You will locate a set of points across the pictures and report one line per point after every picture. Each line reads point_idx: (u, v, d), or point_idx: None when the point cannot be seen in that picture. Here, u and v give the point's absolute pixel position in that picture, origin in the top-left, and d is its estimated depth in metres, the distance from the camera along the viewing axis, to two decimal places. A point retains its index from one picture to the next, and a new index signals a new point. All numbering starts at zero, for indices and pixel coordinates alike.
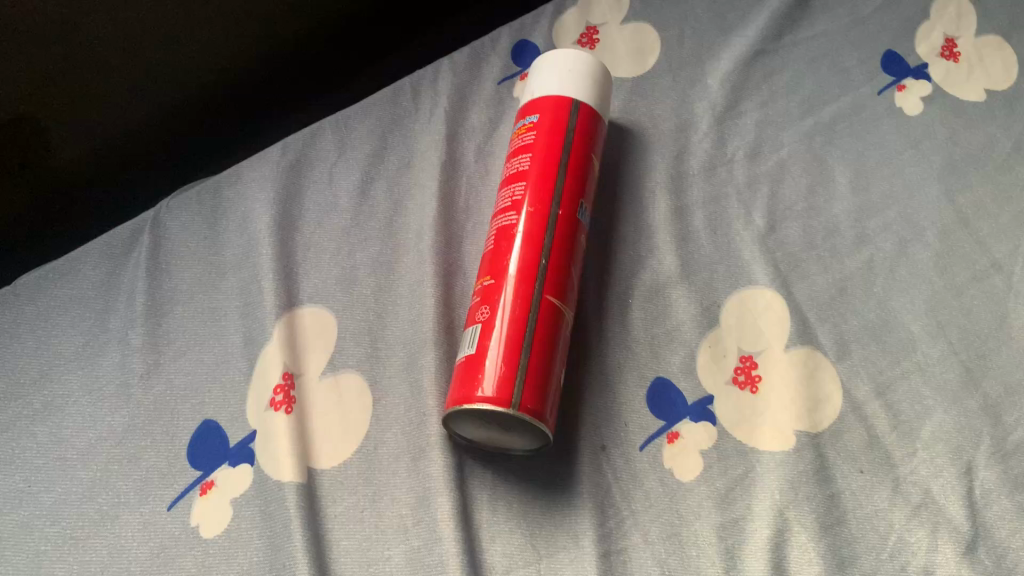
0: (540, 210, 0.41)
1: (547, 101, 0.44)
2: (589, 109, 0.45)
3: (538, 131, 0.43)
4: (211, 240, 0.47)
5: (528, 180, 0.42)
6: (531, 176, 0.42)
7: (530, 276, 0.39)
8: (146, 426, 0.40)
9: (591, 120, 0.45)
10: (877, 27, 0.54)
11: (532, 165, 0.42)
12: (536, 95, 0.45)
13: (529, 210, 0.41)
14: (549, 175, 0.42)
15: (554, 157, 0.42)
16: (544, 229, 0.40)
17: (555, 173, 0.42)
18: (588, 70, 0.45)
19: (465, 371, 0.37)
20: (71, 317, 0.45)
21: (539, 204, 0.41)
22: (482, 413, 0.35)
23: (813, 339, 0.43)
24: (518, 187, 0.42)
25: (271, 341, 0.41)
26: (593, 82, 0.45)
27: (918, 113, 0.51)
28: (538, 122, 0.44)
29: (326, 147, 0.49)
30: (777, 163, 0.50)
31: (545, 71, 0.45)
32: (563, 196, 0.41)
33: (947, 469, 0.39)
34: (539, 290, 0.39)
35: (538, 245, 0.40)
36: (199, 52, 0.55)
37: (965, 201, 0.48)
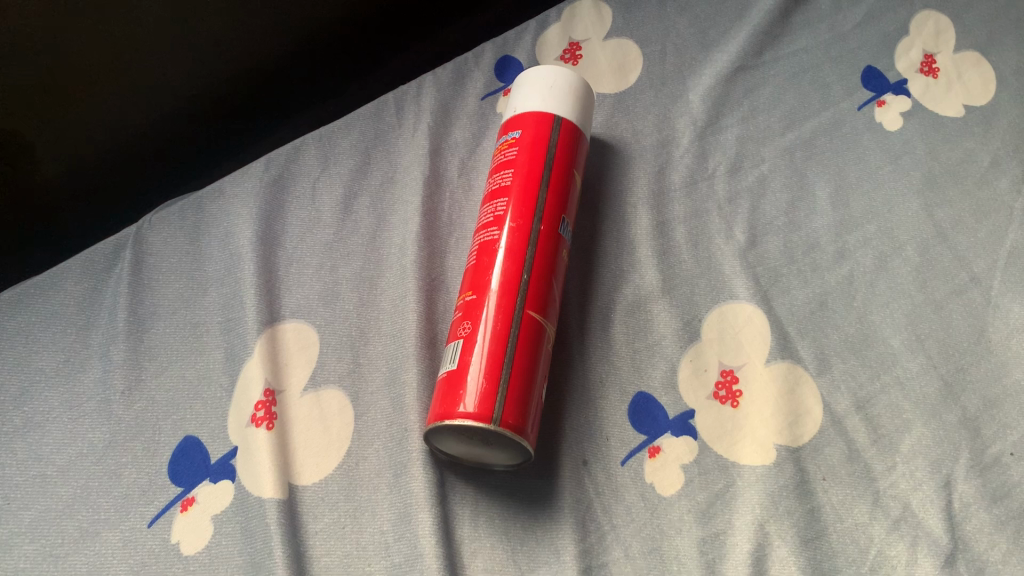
0: (522, 226, 0.41)
1: (529, 117, 0.44)
2: (572, 125, 0.45)
3: (520, 147, 0.44)
4: (194, 256, 0.47)
5: (510, 196, 0.42)
6: (512, 191, 0.42)
7: (512, 291, 0.39)
8: (126, 442, 0.40)
9: (574, 135, 0.45)
10: (857, 44, 0.55)
11: (514, 181, 0.42)
12: (518, 111, 0.45)
13: (511, 226, 0.41)
14: (530, 190, 0.42)
15: (535, 172, 0.43)
16: (526, 244, 0.40)
17: (537, 188, 0.42)
18: (570, 86, 0.46)
19: (447, 386, 0.37)
20: (53, 333, 0.45)
21: (520, 219, 0.41)
22: (464, 428, 0.35)
23: (793, 353, 0.43)
24: (500, 203, 0.42)
25: (253, 357, 0.41)
26: (576, 98, 0.46)
27: (897, 128, 0.52)
28: (520, 138, 0.44)
29: (309, 162, 0.50)
30: (758, 178, 0.50)
31: (528, 87, 0.46)
32: (545, 210, 0.42)
33: (926, 482, 0.39)
34: (521, 305, 0.39)
35: (520, 260, 0.40)
36: (188, 69, 0.56)
37: (944, 216, 0.48)
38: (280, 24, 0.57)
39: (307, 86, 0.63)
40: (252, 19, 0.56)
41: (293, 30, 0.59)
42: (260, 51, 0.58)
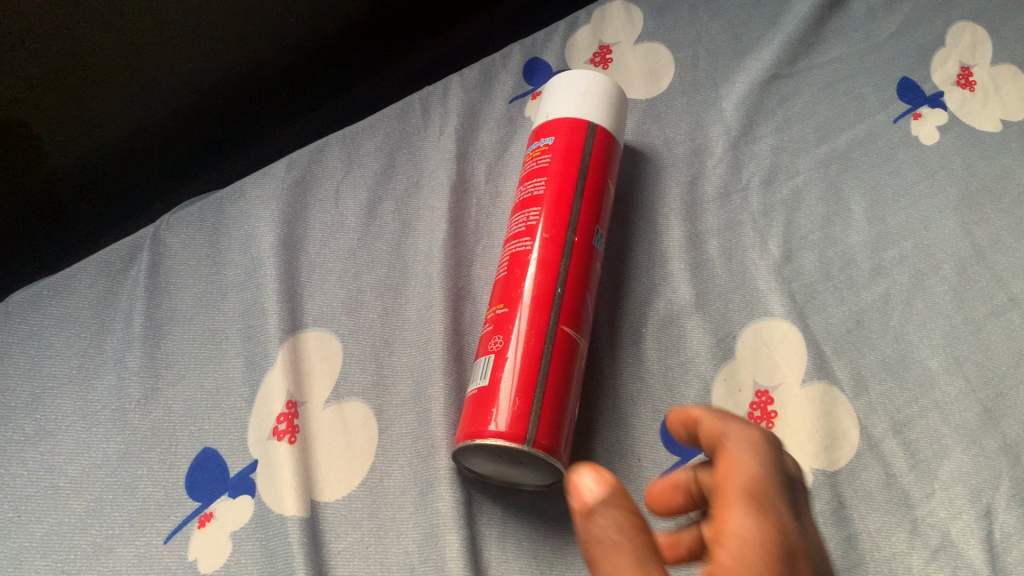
0: (555, 237, 0.39)
1: (561, 123, 0.43)
2: (606, 132, 0.43)
3: (553, 155, 0.42)
4: (213, 259, 0.45)
5: (543, 205, 0.41)
6: (545, 200, 0.41)
7: (544, 305, 0.37)
8: (142, 454, 0.38)
9: (607, 143, 0.43)
10: (893, 54, 0.54)
11: (547, 189, 0.41)
12: (550, 116, 0.44)
13: (543, 236, 0.39)
14: (563, 199, 0.41)
15: (570, 179, 0.41)
16: (559, 257, 0.39)
17: (570, 197, 0.41)
18: (604, 93, 0.44)
19: (476, 402, 0.36)
20: (66, 337, 0.43)
21: (553, 229, 0.40)
22: (496, 448, 0.34)
23: (829, 373, 0.42)
24: (532, 212, 0.41)
25: (274, 367, 0.40)
26: (610, 105, 0.44)
27: (933, 143, 0.50)
28: (553, 145, 0.42)
29: (333, 164, 0.48)
30: (793, 190, 0.49)
31: (561, 93, 0.44)
32: (579, 222, 0.40)
33: (966, 511, 0.38)
34: (554, 320, 0.37)
35: (553, 273, 0.38)
36: (202, 63, 0.55)
37: (982, 233, 0.47)
38: (295, 20, 0.56)
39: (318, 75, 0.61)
40: (270, 13, 0.55)
41: (307, 27, 0.58)
42: (275, 45, 0.57)
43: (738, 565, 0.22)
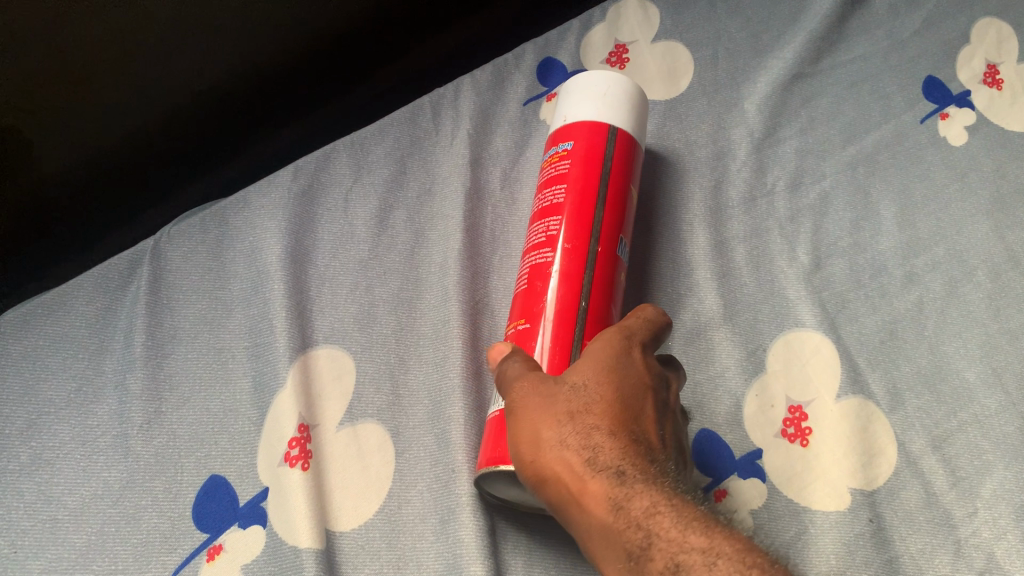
0: (577, 248, 0.37)
1: (581, 127, 0.41)
2: (628, 135, 0.41)
3: (573, 160, 0.40)
4: (216, 272, 0.43)
5: (564, 214, 0.38)
6: (566, 208, 0.38)
7: (569, 322, 0.36)
8: (146, 483, 0.36)
9: (631, 146, 0.41)
10: (918, 51, 0.52)
11: (568, 198, 0.39)
12: (569, 119, 0.42)
13: (565, 247, 0.37)
14: (586, 208, 0.38)
15: (592, 186, 0.39)
16: (583, 270, 0.37)
17: (593, 206, 0.38)
18: (625, 93, 0.42)
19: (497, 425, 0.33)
20: (62, 358, 0.41)
21: (576, 240, 0.38)
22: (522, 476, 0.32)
23: (864, 388, 0.40)
24: (552, 221, 0.39)
25: (284, 387, 0.38)
26: (631, 107, 0.42)
27: (962, 143, 0.48)
28: (573, 150, 0.40)
29: (341, 170, 0.46)
30: (820, 195, 0.47)
31: (578, 93, 0.42)
32: (602, 231, 0.38)
33: (1011, 531, 0.36)
34: (580, 339, 0.35)
35: (576, 287, 0.36)
36: (197, 62, 0.53)
37: (1016, 237, 0.45)
38: (292, 20, 0.54)
39: (315, 73, 0.59)
40: (269, 12, 0.53)
41: (306, 28, 0.56)
42: (272, 46, 0.55)
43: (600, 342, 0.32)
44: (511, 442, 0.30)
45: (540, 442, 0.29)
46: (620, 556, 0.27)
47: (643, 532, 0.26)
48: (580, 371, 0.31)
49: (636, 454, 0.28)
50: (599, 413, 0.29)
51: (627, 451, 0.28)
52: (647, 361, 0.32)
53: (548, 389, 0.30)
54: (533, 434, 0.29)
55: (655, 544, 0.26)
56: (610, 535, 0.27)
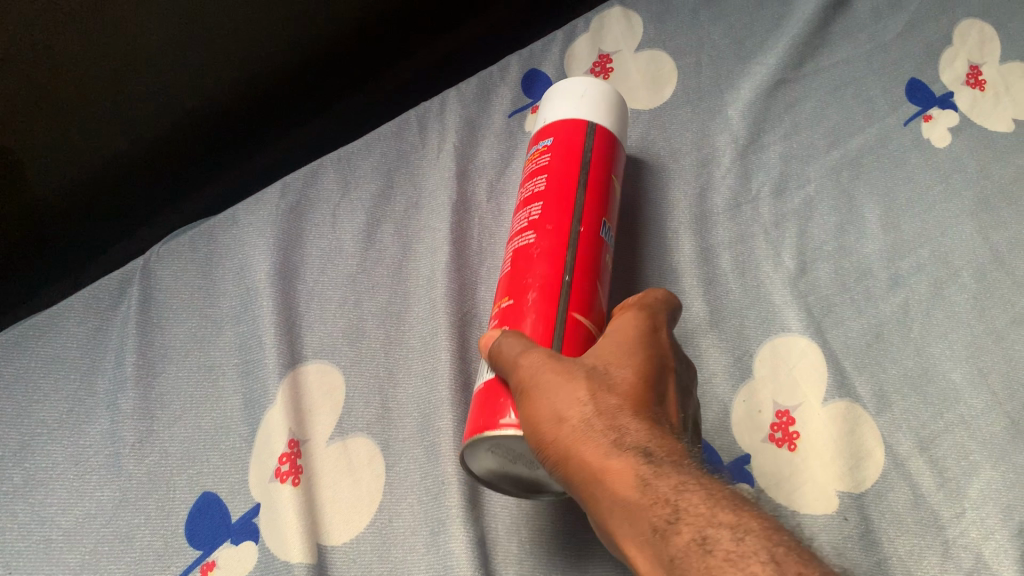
0: (559, 228, 0.37)
1: (561, 122, 0.41)
2: (607, 132, 0.41)
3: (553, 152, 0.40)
4: (205, 290, 0.44)
5: (545, 199, 0.38)
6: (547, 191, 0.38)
7: (552, 297, 0.35)
8: (138, 501, 0.37)
9: (609, 141, 0.41)
10: (901, 54, 0.52)
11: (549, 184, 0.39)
12: (547, 120, 0.42)
13: (547, 229, 0.37)
14: (567, 191, 0.38)
15: (574, 171, 0.39)
16: (565, 248, 0.36)
17: (574, 189, 0.38)
18: (603, 93, 0.42)
19: (484, 397, 0.33)
20: (54, 379, 0.41)
21: (558, 221, 0.37)
22: (504, 443, 0.31)
23: (851, 391, 0.41)
24: (534, 208, 0.38)
25: (275, 403, 0.38)
26: (611, 105, 0.42)
27: (946, 145, 0.49)
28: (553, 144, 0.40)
29: (329, 186, 0.46)
30: (804, 200, 0.47)
31: (554, 97, 0.43)
32: (584, 213, 0.38)
33: (999, 530, 0.36)
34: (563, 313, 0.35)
35: (559, 264, 0.36)
36: (186, 79, 0.53)
37: (1000, 237, 0.45)
38: (282, 35, 0.55)
39: (305, 86, 0.60)
40: (259, 28, 0.53)
41: (295, 42, 0.56)
42: (262, 60, 0.56)
43: (618, 335, 0.33)
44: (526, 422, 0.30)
45: (561, 421, 0.29)
46: (643, 531, 0.26)
47: (670, 507, 0.25)
48: (599, 360, 0.31)
49: (659, 436, 0.28)
50: (621, 398, 0.29)
51: (652, 433, 0.28)
52: (663, 354, 0.33)
53: (567, 371, 0.30)
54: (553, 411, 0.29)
55: (683, 518, 0.25)
56: (634, 509, 0.26)
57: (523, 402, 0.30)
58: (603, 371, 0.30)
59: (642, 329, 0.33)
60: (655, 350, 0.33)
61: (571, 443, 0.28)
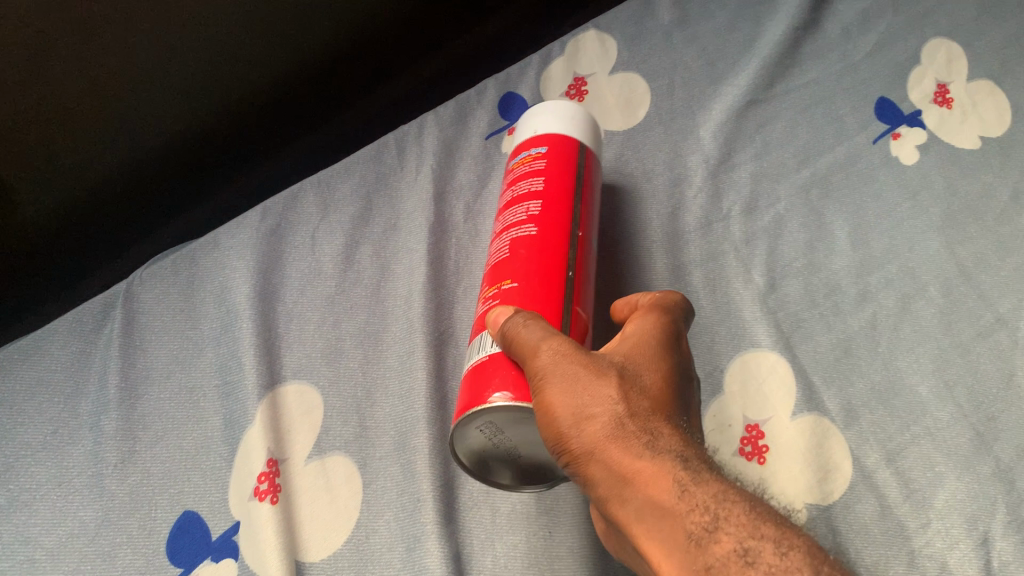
0: (560, 228, 0.36)
1: (547, 134, 0.40)
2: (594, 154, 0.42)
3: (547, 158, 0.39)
4: (187, 313, 0.45)
5: (544, 198, 0.37)
6: (542, 194, 0.38)
7: (558, 290, 0.34)
8: (120, 520, 0.37)
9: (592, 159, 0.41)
10: (870, 74, 0.53)
11: (547, 186, 0.38)
12: (538, 127, 0.41)
13: (548, 226, 0.36)
14: (565, 196, 0.38)
15: (567, 179, 0.38)
16: (567, 248, 0.36)
17: (572, 196, 0.38)
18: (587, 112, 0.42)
19: (477, 376, 0.32)
20: (39, 402, 0.42)
21: (560, 221, 0.37)
22: (496, 420, 0.31)
23: (819, 405, 0.42)
24: (532, 205, 0.37)
25: (253, 423, 0.39)
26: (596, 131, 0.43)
27: (914, 162, 0.50)
28: (547, 151, 0.40)
29: (309, 210, 0.47)
30: (774, 218, 0.48)
31: (543, 109, 0.42)
32: (580, 221, 0.37)
33: (963, 540, 0.37)
34: (568, 308, 0.34)
35: (562, 262, 0.35)
36: (170, 104, 0.54)
37: (966, 252, 0.46)
38: (266, 60, 0.56)
39: (289, 109, 0.61)
40: (242, 53, 0.54)
41: (278, 67, 0.57)
42: (246, 84, 0.57)
43: (640, 338, 0.33)
44: (544, 414, 0.29)
45: (586, 417, 0.28)
46: (675, 537, 0.26)
47: (710, 516, 0.25)
48: (623, 361, 0.31)
49: (683, 442, 0.28)
50: (649, 401, 0.29)
51: (680, 439, 0.28)
52: (681, 362, 0.33)
53: (590, 366, 0.29)
54: (580, 406, 0.28)
55: (723, 527, 0.25)
56: (668, 513, 0.26)
57: (541, 392, 0.29)
58: (631, 372, 0.30)
59: (662, 335, 0.33)
60: (668, 351, 0.33)
61: (597, 441, 0.28)
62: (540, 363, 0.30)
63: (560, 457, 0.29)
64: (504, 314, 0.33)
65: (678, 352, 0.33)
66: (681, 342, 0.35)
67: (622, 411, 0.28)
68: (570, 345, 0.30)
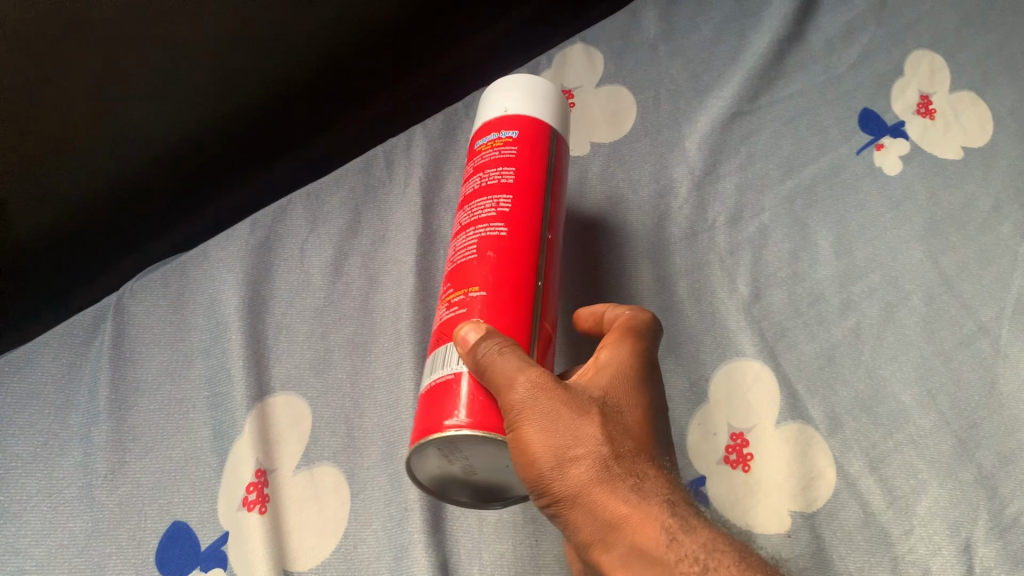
0: (530, 229, 0.35)
1: (514, 115, 0.39)
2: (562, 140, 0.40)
3: (518, 145, 0.38)
4: (177, 325, 0.45)
5: (515, 193, 0.36)
6: (509, 185, 0.36)
7: (528, 299, 0.34)
8: (110, 531, 0.38)
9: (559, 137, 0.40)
10: (854, 86, 0.54)
11: (518, 179, 0.37)
12: (509, 108, 0.39)
13: (520, 227, 0.35)
14: (535, 191, 0.37)
15: (535, 167, 0.37)
16: (536, 250, 0.35)
17: (542, 191, 0.37)
18: (559, 98, 0.41)
19: (438, 397, 0.31)
20: (30, 414, 0.42)
21: (531, 220, 0.36)
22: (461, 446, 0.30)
23: (803, 413, 0.42)
24: (502, 199, 0.36)
25: (243, 434, 0.40)
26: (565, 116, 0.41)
27: (897, 172, 0.50)
28: (517, 137, 0.38)
29: (297, 222, 0.48)
30: (759, 228, 0.49)
31: (515, 88, 0.40)
32: (549, 219, 0.37)
33: (945, 547, 0.37)
34: (536, 316, 0.34)
35: (531, 267, 0.34)
36: (161, 116, 0.55)
37: (949, 261, 0.47)
38: (258, 73, 0.56)
39: (281, 121, 0.61)
40: (233, 66, 0.55)
41: (270, 80, 0.58)
42: (237, 97, 0.57)
43: (612, 369, 0.33)
44: (522, 451, 0.29)
45: (569, 459, 0.28)
46: None
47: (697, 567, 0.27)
48: (597, 394, 0.31)
49: (658, 478, 0.29)
50: (625, 437, 0.30)
51: (658, 479, 0.29)
52: (648, 390, 0.34)
53: (568, 402, 0.29)
54: (564, 449, 0.28)
55: None
56: (657, 563, 0.27)
57: (519, 429, 0.29)
58: (607, 408, 0.30)
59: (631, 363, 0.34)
60: (633, 376, 0.33)
61: (582, 485, 0.28)
62: (517, 399, 0.29)
63: (539, 496, 0.29)
64: (473, 332, 0.31)
65: (643, 374, 0.34)
66: (648, 365, 0.35)
67: (603, 452, 0.28)
68: (545, 376, 0.30)
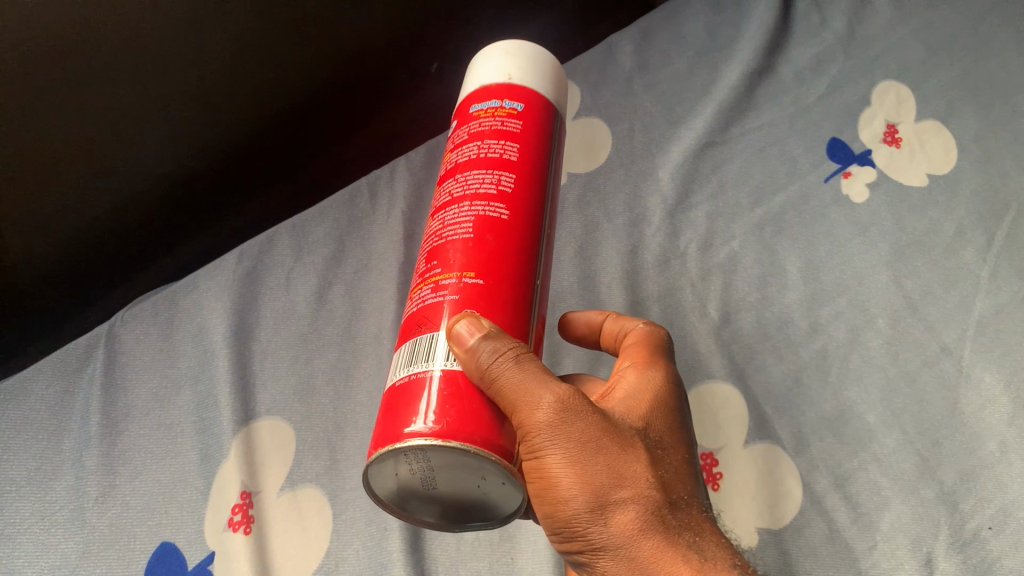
0: (531, 212, 0.34)
1: (519, 88, 0.38)
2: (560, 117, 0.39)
3: (523, 121, 0.36)
4: (167, 352, 0.47)
5: (519, 173, 0.35)
6: (512, 163, 0.35)
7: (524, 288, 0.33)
8: (101, 552, 0.39)
9: (555, 115, 0.39)
10: (822, 115, 0.56)
11: (522, 157, 0.35)
12: (513, 80, 0.38)
13: (522, 209, 0.34)
14: (537, 172, 0.35)
15: (534, 146, 0.36)
16: (535, 234, 0.34)
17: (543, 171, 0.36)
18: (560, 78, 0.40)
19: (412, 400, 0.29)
20: (22, 438, 0.44)
21: (532, 202, 0.34)
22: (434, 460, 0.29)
23: (771, 433, 0.44)
24: (505, 177, 0.34)
25: (229, 458, 0.41)
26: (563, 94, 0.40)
27: (865, 200, 0.52)
28: (522, 112, 0.37)
29: (282, 251, 0.50)
30: (729, 254, 0.51)
31: (522, 61, 0.39)
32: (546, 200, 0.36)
33: (907, 561, 0.39)
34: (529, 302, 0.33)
35: (530, 252, 0.33)
36: (163, 152, 0.56)
37: (913, 285, 0.48)
38: (252, 108, 0.58)
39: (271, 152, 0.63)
40: (226, 100, 0.56)
41: (262, 113, 0.59)
42: (232, 134, 0.59)
43: (639, 398, 0.34)
44: (553, 487, 0.29)
45: (607, 499, 0.29)
46: None
47: None
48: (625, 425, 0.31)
49: (686, 518, 0.30)
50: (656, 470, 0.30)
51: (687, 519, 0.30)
52: (670, 418, 0.34)
53: (605, 435, 0.30)
54: (608, 489, 0.29)
55: None
56: None
57: (549, 462, 0.29)
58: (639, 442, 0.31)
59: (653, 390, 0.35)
60: (652, 396, 0.34)
61: (626, 529, 0.29)
62: (545, 428, 0.29)
63: (568, 529, 0.29)
64: (472, 332, 0.30)
65: (662, 393, 0.35)
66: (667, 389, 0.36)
67: (642, 491, 0.29)
68: (573, 402, 0.30)
